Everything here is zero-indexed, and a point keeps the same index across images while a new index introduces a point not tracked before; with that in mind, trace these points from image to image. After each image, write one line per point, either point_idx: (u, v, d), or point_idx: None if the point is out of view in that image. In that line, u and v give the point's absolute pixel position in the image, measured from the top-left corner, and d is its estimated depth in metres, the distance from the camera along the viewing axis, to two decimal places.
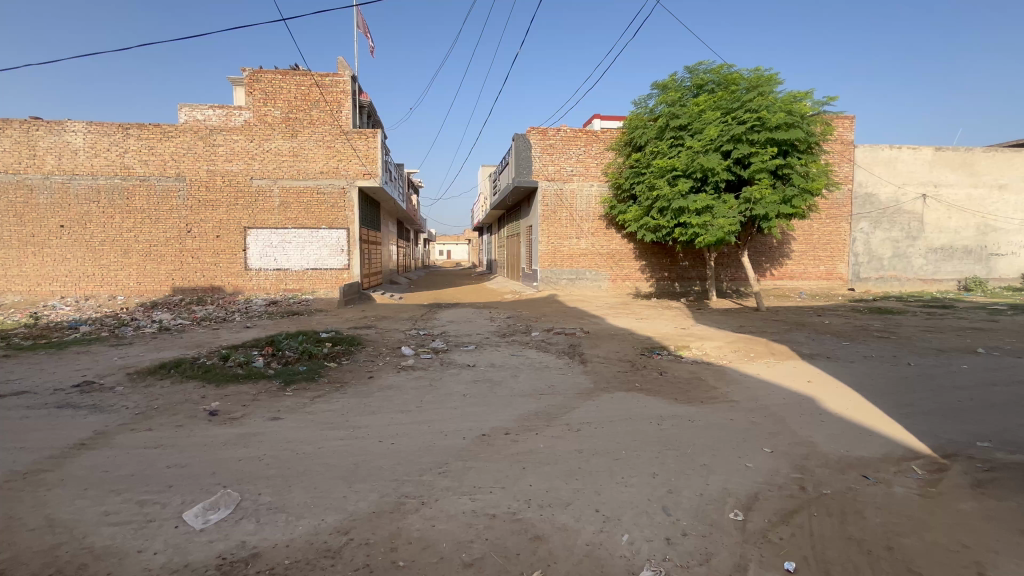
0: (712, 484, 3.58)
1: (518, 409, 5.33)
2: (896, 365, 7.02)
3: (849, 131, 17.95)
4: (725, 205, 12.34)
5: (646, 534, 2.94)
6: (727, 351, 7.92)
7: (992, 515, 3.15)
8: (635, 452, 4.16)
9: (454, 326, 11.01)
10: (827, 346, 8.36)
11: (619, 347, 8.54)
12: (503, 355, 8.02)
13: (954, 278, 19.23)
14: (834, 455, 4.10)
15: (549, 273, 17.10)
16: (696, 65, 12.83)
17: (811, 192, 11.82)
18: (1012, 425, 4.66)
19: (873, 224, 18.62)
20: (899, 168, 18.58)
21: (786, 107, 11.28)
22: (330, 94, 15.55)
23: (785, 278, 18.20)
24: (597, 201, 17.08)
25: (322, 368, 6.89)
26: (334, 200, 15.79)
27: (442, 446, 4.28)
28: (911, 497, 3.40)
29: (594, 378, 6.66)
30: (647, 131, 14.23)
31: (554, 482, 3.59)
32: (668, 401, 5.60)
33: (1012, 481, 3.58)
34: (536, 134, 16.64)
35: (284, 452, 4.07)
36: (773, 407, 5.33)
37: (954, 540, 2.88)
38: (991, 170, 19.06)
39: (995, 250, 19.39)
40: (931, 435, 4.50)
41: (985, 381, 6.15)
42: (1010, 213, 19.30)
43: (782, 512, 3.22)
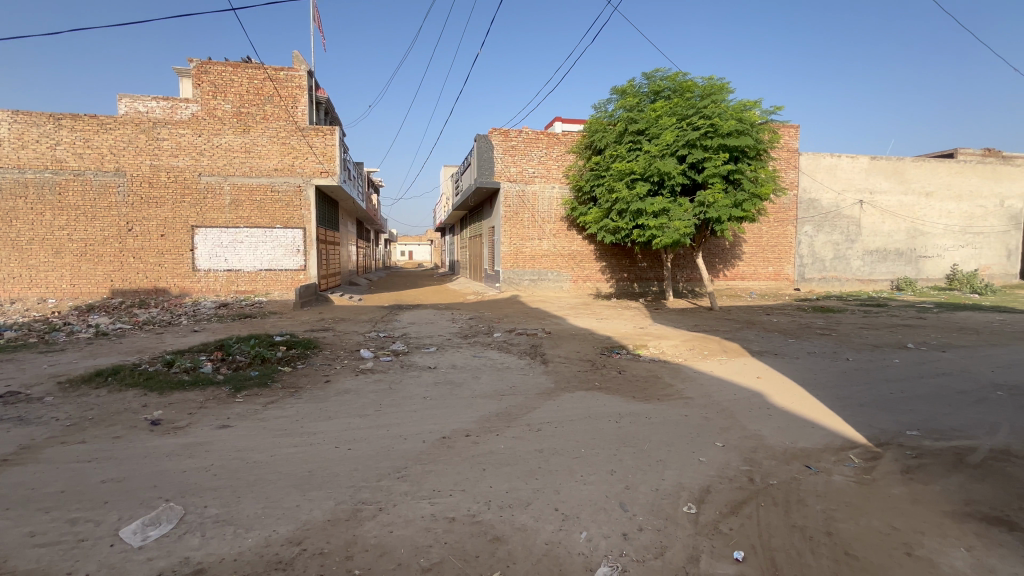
0: (668, 478, 3.69)
1: (478, 411, 5.32)
2: (835, 360, 7.47)
3: (794, 139, 18.98)
4: (680, 208, 12.76)
5: (604, 531, 2.99)
6: (682, 349, 8.18)
7: (918, 498, 3.40)
8: (593, 450, 4.23)
9: (415, 327, 10.88)
10: (774, 343, 8.80)
11: (579, 347, 8.69)
12: (465, 356, 7.97)
13: (888, 278, 20.63)
14: (780, 447, 4.31)
15: (511, 274, 17.15)
16: (653, 72, 13.20)
17: (760, 197, 12.40)
18: (936, 415, 5.05)
19: (816, 228, 19.74)
20: (838, 175, 19.76)
21: (736, 115, 11.78)
22: (285, 89, 15.04)
23: (736, 278, 19.02)
24: (558, 203, 17.29)
25: (276, 372, 6.64)
26: (289, 199, 15.24)
27: (401, 450, 4.21)
28: (848, 484, 3.63)
29: (554, 377, 6.73)
30: (607, 135, 14.50)
31: (514, 483, 3.60)
32: (626, 399, 5.72)
33: (936, 466, 3.87)
34: (498, 135, 16.66)
35: (234, 462, 3.88)
36: (725, 403, 5.54)
37: (885, 523, 3.08)
38: (919, 178, 20.59)
39: (923, 252, 20.97)
40: (866, 426, 4.81)
41: (913, 374, 6.64)
42: (936, 218, 20.91)
43: (732, 503, 3.35)
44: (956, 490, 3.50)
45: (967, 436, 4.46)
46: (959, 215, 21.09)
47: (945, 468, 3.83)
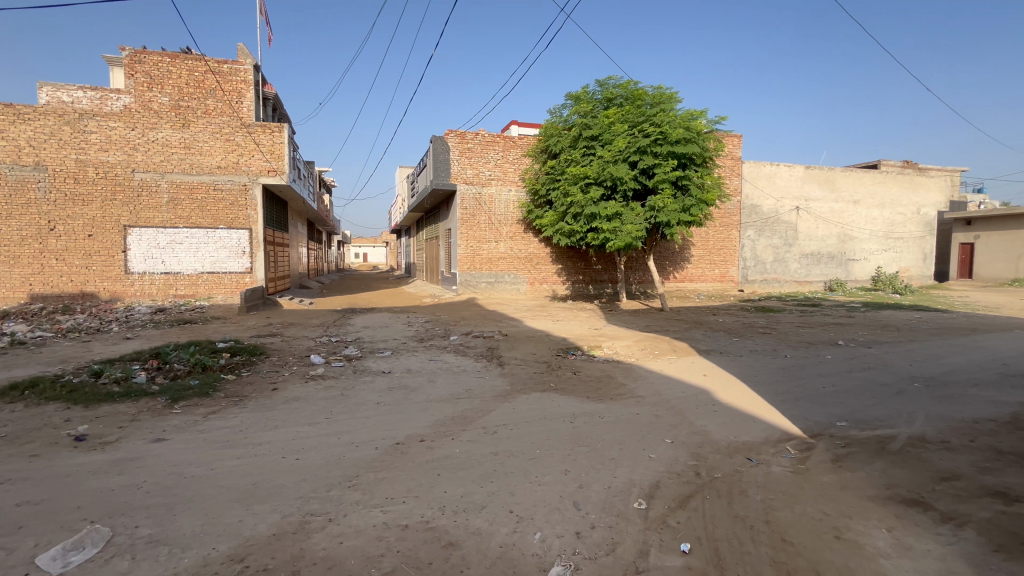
0: (619, 476, 3.78)
1: (434, 415, 5.25)
2: (774, 357, 7.93)
3: (737, 148, 20.00)
4: (633, 212, 13.13)
5: (557, 531, 3.03)
6: (634, 350, 8.41)
7: (847, 484, 3.65)
8: (548, 451, 4.27)
9: (369, 331, 10.64)
10: (719, 342, 9.23)
11: (535, 349, 8.77)
12: (420, 360, 7.86)
13: (822, 280, 22.09)
14: (724, 441, 4.52)
15: (468, 276, 17.11)
16: (606, 80, 13.54)
17: (706, 203, 12.97)
18: (861, 406, 5.46)
19: (757, 232, 20.87)
20: (777, 183, 20.98)
21: (684, 124, 12.29)
22: (229, 83, 14.34)
23: (685, 280, 19.82)
24: (514, 206, 17.39)
25: (219, 381, 6.30)
26: (233, 198, 14.50)
27: (353, 458, 4.09)
28: (785, 474, 3.84)
29: (510, 380, 6.76)
30: (562, 139, 14.72)
31: (469, 487, 3.58)
32: (580, 399, 5.82)
33: (862, 454, 4.18)
34: (454, 137, 16.59)
35: (170, 477, 3.65)
36: (674, 401, 5.74)
37: (817, 509, 3.29)
38: (848, 187, 22.18)
39: (852, 256, 22.59)
40: (801, 418, 5.13)
41: (843, 368, 7.15)
42: (863, 224, 22.59)
43: (679, 498, 3.48)
44: (878, 475, 3.80)
45: (888, 425, 4.85)
46: (882, 222, 22.90)
47: (870, 456, 4.14)
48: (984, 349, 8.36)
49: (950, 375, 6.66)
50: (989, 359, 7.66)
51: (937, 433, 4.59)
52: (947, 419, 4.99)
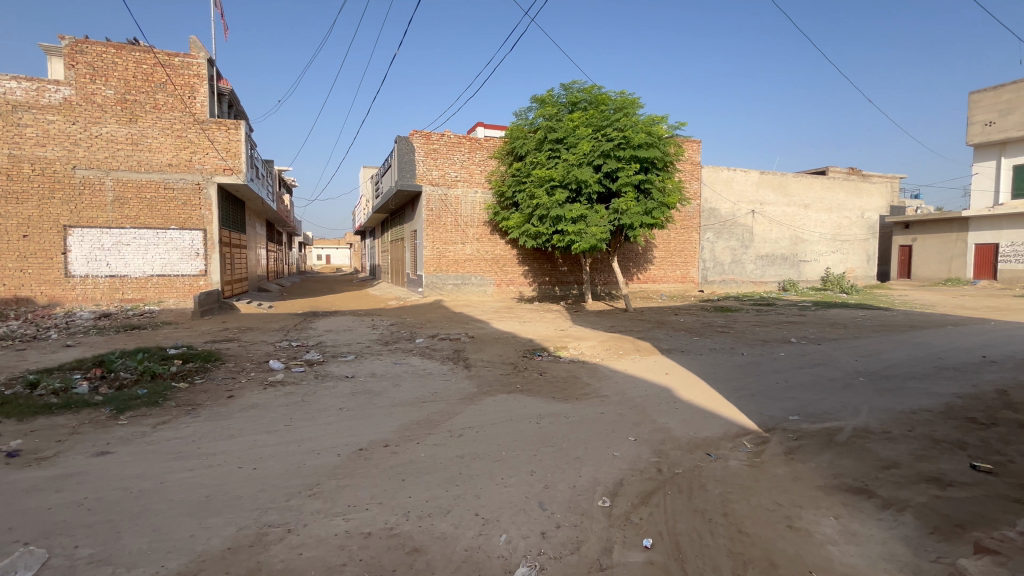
0: (584, 475, 3.83)
1: (399, 419, 5.18)
2: (732, 355, 8.24)
3: (696, 153, 20.66)
4: (597, 215, 13.36)
5: (523, 532, 3.04)
6: (599, 350, 8.54)
7: (799, 476, 3.82)
8: (514, 452, 4.28)
9: (332, 335, 10.39)
10: (681, 341, 9.50)
11: (501, 350, 8.78)
12: (385, 364, 7.73)
13: (776, 280, 23.10)
14: (685, 438, 4.65)
15: (434, 278, 16.97)
16: (571, 84, 13.73)
17: (667, 206, 13.33)
18: (812, 400, 5.74)
19: (716, 235, 21.62)
20: (734, 187, 21.79)
21: (646, 129, 12.61)
22: (181, 77, 13.70)
23: (648, 281, 20.31)
24: (480, 207, 17.35)
25: (171, 389, 5.99)
26: (185, 198, 13.84)
27: (314, 466, 3.97)
28: (742, 467, 3.99)
29: (477, 382, 6.73)
30: (528, 142, 14.81)
31: (434, 491, 3.54)
32: (546, 400, 5.86)
33: (812, 446, 4.39)
34: (419, 138, 16.41)
35: (114, 492, 3.44)
36: (638, 399, 5.87)
37: (771, 501, 3.43)
38: (799, 192, 23.29)
39: (803, 257, 23.73)
40: (757, 413, 5.34)
41: (795, 365, 7.50)
42: (813, 227, 23.76)
43: (642, 494, 3.55)
44: (827, 466, 4.00)
45: (835, 418, 5.11)
46: (830, 225, 24.16)
47: (819, 447, 4.35)
48: (921, 344, 8.94)
49: (891, 369, 7.09)
50: (926, 353, 8.20)
51: (880, 424, 4.88)
52: (889, 410, 5.30)
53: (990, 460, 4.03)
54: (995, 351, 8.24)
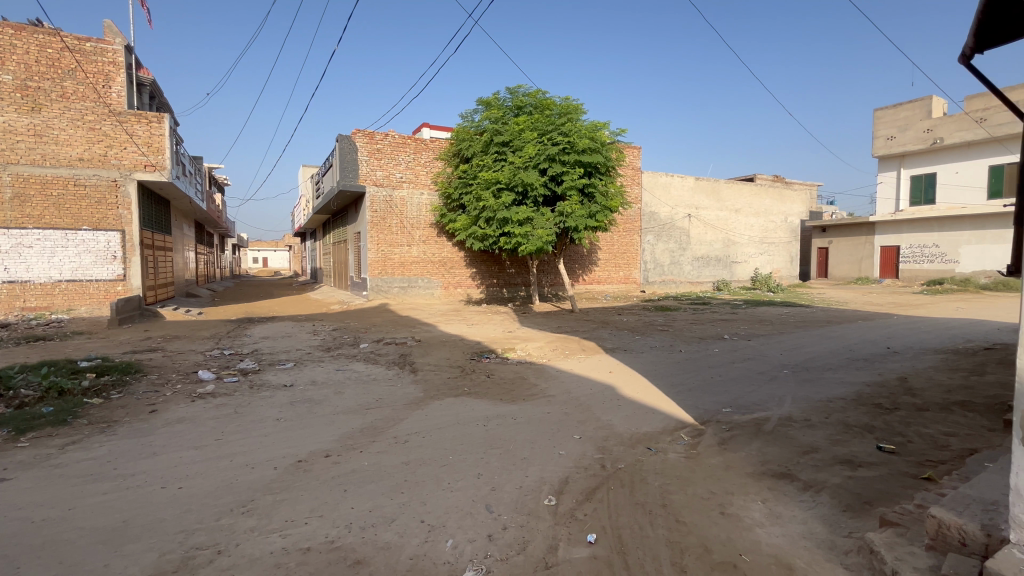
0: (530, 475, 3.87)
1: (341, 428, 4.99)
2: (672, 352, 8.63)
3: (637, 159, 21.51)
4: (543, 217, 13.57)
5: (469, 536, 3.02)
6: (545, 351, 8.64)
7: (731, 465, 4.05)
8: (461, 456, 4.24)
9: (269, 342, 9.87)
10: (624, 340, 9.82)
11: (449, 353, 8.70)
12: (327, 371, 7.44)
13: (711, 281, 24.41)
14: (627, 433, 4.81)
15: (379, 281, 16.55)
16: (516, 88, 13.87)
17: (610, 209, 13.79)
18: (742, 393, 6.12)
19: (656, 237, 22.59)
20: (671, 193, 22.88)
21: (589, 134, 12.99)
22: (94, 64, 12.56)
23: (593, 283, 20.87)
24: (426, 209, 17.11)
25: (82, 406, 5.44)
26: (100, 196, 12.66)
27: (247, 482, 3.75)
28: (680, 459, 4.19)
29: (423, 386, 6.62)
30: (474, 144, 14.78)
31: (378, 500, 3.44)
32: (493, 402, 5.87)
33: (742, 436, 4.67)
34: (362, 137, 15.96)
35: (11, 524, 3.08)
36: (583, 398, 6.00)
37: (706, 490, 3.62)
38: (730, 198, 24.79)
39: (735, 259, 25.25)
40: (694, 407, 5.62)
41: (728, 360, 7.97)
42: (743, 231, 25.36)
43: (586, 490, 3.64)
44: (755, 454, 4.27)
45: (763, 408, 5.48)
46: (758, 228, 25.89)
47: (748, 437, 4.64)
48: (836, 338, 9.76)
49: (811, 362, 7.70)
50: (840, 346, 8.97)
51: (801, 413, 5.27)
52: (809, 399, 5.74)
53: (893, 441, 4.46)
54: (897, 343, 9.16)
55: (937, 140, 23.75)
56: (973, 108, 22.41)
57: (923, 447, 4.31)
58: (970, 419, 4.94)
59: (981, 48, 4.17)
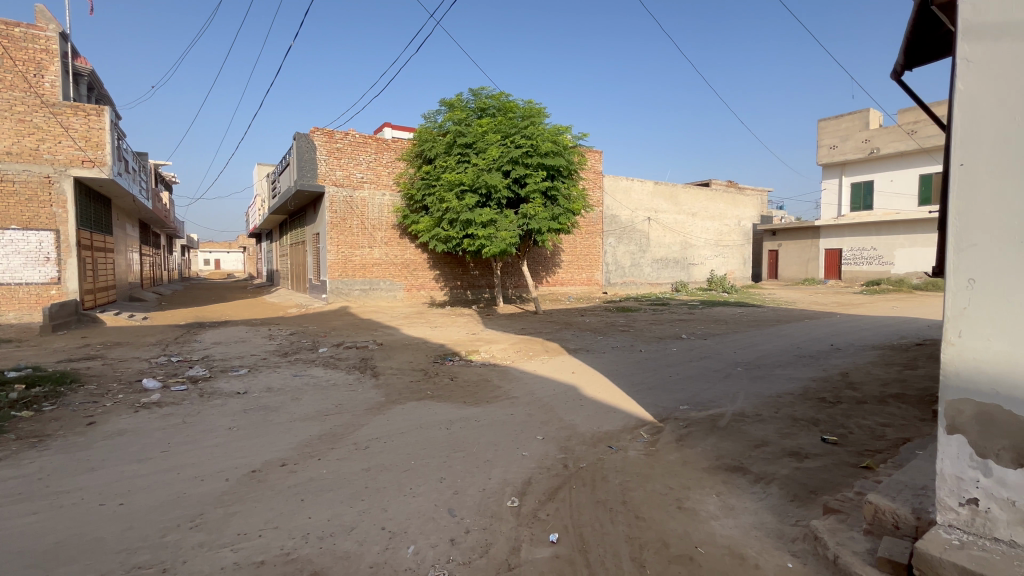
0: (493, 477, 3.87)
1: (299, 436, 4.82)
2: (632, 352, 8.82)
3: (598, 163, 21.91)
4: (507, 219, 13.62)
5: (432, 541, 2.99)
6: (509, 353, 8.65)
7: (687, 460, 4.19)
8: (423, 460, 4.19)
9: (222, 347, 9.43)
10: (587, 341, 9.97)
11: (412, 357, 8.58)
12: (283, 376, 7.19)
13: (670, 282, 25.16)
14: (589, 433, 4.89)
15: (339, 284, 16.14)
16: (479, 90, 13.87)
17: (572, 212, 13.98)
18: (698, 390, 6.35)
19: (617, 240, 23.08)
20: (632, 196, 23.44)
21: (552, 138, 13.15)
22: (24, 51, 11.68)
23: (556, 284, 21.09)
24: (388, 210, 16.82)
25: (10, 420, 5.03)
26: (30, 193, 11.75)
27: (196, 495, 3.56)
28: (639, 457, 4.29)
29: (385, 391, 6.49)
30: (437, 145, 14.66)
31: (337, 508, 3.35)
32: (456, 405, 5.83)
33: (698, 432, 4.84)
34: (321, 135, 15.56)
35: None
36: (546, 399, 6.05)
37: (664, 485, 3.73)
38: (687, 202, 25.67)
39: (693, 261, 26.13)
40: (653, 405, 5.77)
41: (686, 359, 8.24)
42: (699, 234, 26.30)
43: (549, 490, 3.67)
44: (710, 449, 4.43)
45: (718, 405, 5.69)
46: (713, 232, 26.91)
47: (704, 433, 4.81)
48: (785, 336, 10.25)
49: (762, 359, 8.06)
50: (789, 344, 9.42)
51: (753, 408, 5.51)
52: (761, 395, 6.01)
53: (836, 433, 4.73)
54: (840, 340, 9.71)
55: (874, 150, 25.38)
56: (905, 120, 24.14)
57: (862, 437, 4.60)
58: (904, 410, 5.30)
59: (910, 65, 4.49)
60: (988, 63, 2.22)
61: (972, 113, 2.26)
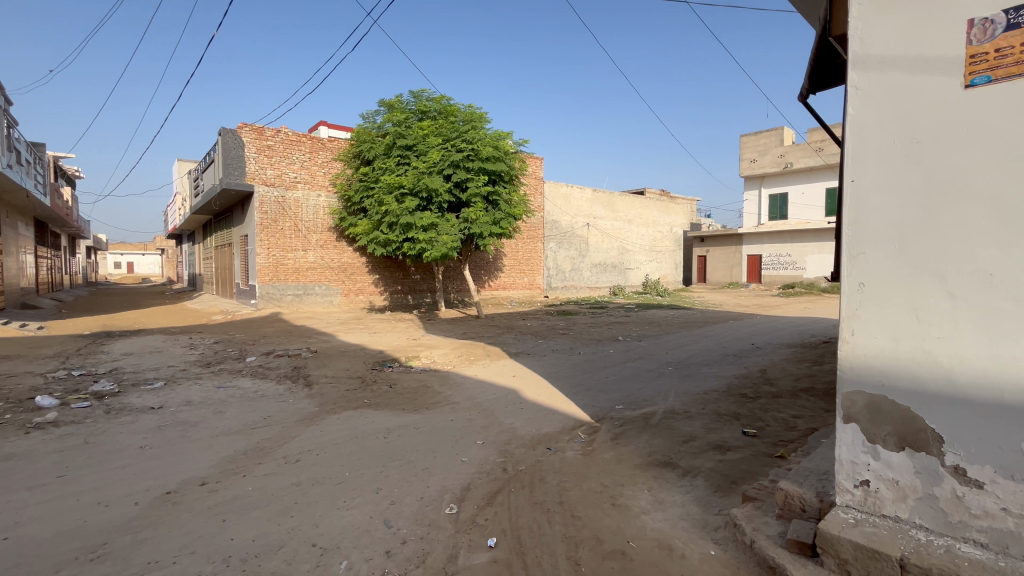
0: (432, 485, 3.81)
1: (221, 452, 4.51)
2: (572, 354, 9.04)
3: (538, 169, 22.33)
4: (448, 224, 13.52)
5: (366, 555, 2.90)
6: (450, 358, 8.58)
7: (621, 458, 4.35)
8: (359, 471, 4.05)
9: (133, 359, 8.60)
10: (528, 344, 10.08)
11: (348, 364, 8.28)
12: (206, 389, 6.69)
13: (608, 285, 26.08)
14: (528, 436, 4.94)
15: (269, 289, 15.29)
16: (420, 92, 13.69)
17: (514, 217, 14.12)
18: (633, 389, 6.61)
19: (557, 245, 23.60)
20: (571, 203, 24.06)
21: (493, 143, 13.24)
22: None
23: (499, 288, 21.19)
24: (324, 212, 16.15)
25: None
26: None
27: (99, 523, 3.23)
28: (576, 457, 4.40)
29: (319, 401, 6.22)
30: (376, 147, 14.28)
31: (263, 527, 3.17)
32: (395, 413, 5.69)
33: (632, 430, 5.04)
34: (250, 132, 14.74)
35: None
36: (486, 403, 6.06)
37: (599, 483, 3.85)
38: (624, 208, 26.75)
39: (629, 266, 27.23)
40: (591, 405, 5.94)
41: (622, 360, 8.55)
42: (635, 240, 27.47)
43: (488, 495, 3.67)
44: (643, 446, 4.62)
45: (650, 403, 5.95)
46: (648, 238, 28.22)
47: (638, 431, 5.01)
48: (712, 337, 10.93)
49: (691, 359, 8.53)
50: (715, 344, 10.03)
51: (682, 406, 5.82)
52: (690, 393, 6.35)
53: (755, 426, 5.11)
54: (760, 340, 10.48)
55: (789, 164, 27.74)
56: (814, 139, 26.60)
57: (777, 429, 4.98)
58: (812, 403, 5.82)
59: (815, 88, 4.95)
60: (874, 90, 2.49)
61: (861, 135, 2.53)
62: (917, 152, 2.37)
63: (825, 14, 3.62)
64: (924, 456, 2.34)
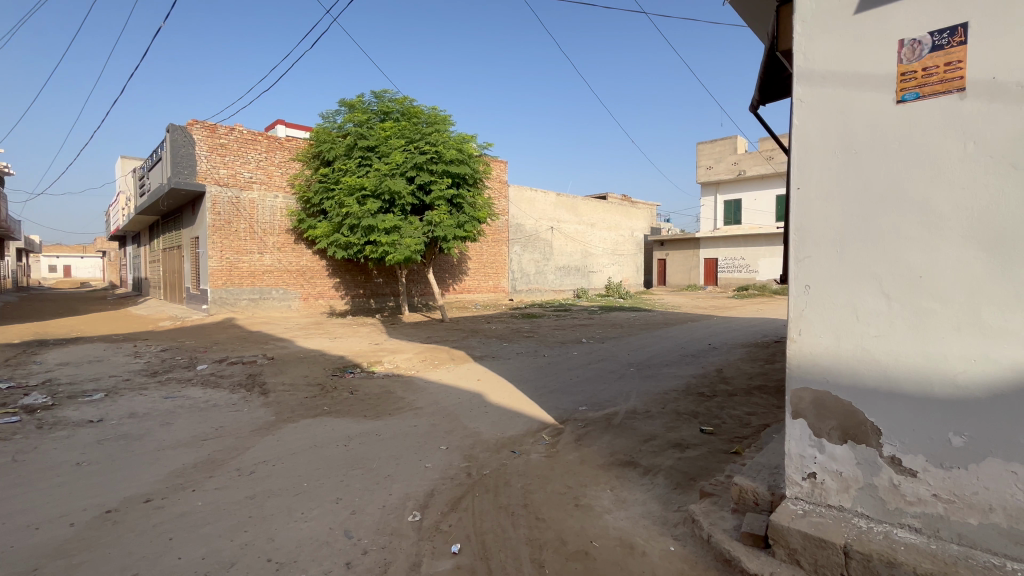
0: (394, 492, 3.74)
1: (169, 466, 4.27)
2: (537, 357, 9.09)
3: (502, 173, 22.40)
4: (411, 226, 13.32)
5: (325, 567, 2.81)
6: (414, 362, 8.45)
7: (585, 459, 4.40)
8: (318, 481, 3.93)
9: (71, 369, 8.02)
10: (493, 347, 10.07)
11: (308, 370, 8.02)
12: (152, 399, 6.32)
13: (572, 288, 26.42)
14: (493, 439, 4.93)
15: (223, 293, 14.63)
16: (382, 92, 13.47)
17: (478, 220, 14.06)
18: (596, 391, 6.71)
19: (522, 248, 23.72)
20: (535, 206, 24.26)
21: (457, 146, 13.15)
22: None
23: (463, 292, 21.10)
24: (282, 213, 15.60)
25: None
26: None
27: (29, 547, 2.98)
28: (541, 459, 4.43)
29: (276, 409, 6.00)
30: (336, 147, 13.95)
31: (214, 544, 3.01)
32: (356, 420, 5.55)
33: (595, 431, 5.11)
34: (201, 129, 14.11)
35: None
36: (451, 408, 6.00)
37: (563, 484, 3.88)
38: (587, 212, 27.21)
39: (592, 269, 27.69)
40: (555, 407, 6.00)
41: (585, 362, 8.68)
42: (598, 243, 27.98)
43: (451, 501, 3.64)
44: (606, 446, 4.70)
45: (613, 404, 6.06)
46: (610, 241, 28.79)
47: (601, 431, 5.09)
48: (671, 338, 11.25)
49: (652, 360, 8.75)
50: (675, 345, 10.33)
51: (643, 406, 5.96)
52: (650, 393, 6.51)
53: (712, 423, 5.29)
54: (716, 340, 10.87)
55: (742, 172, 29.00)
56: (765, 148, 27.93)
57: (733, 426, 5.17)
58: (764, 400, 6.08)
59: (765, 99, 5.19)
60: (818, 102, 2.64)
61: (805, 143, 2.67)
62: (855, 161, 2.53)
63: (773, 30, 3.80)
64: (864, 448, 2.49)
